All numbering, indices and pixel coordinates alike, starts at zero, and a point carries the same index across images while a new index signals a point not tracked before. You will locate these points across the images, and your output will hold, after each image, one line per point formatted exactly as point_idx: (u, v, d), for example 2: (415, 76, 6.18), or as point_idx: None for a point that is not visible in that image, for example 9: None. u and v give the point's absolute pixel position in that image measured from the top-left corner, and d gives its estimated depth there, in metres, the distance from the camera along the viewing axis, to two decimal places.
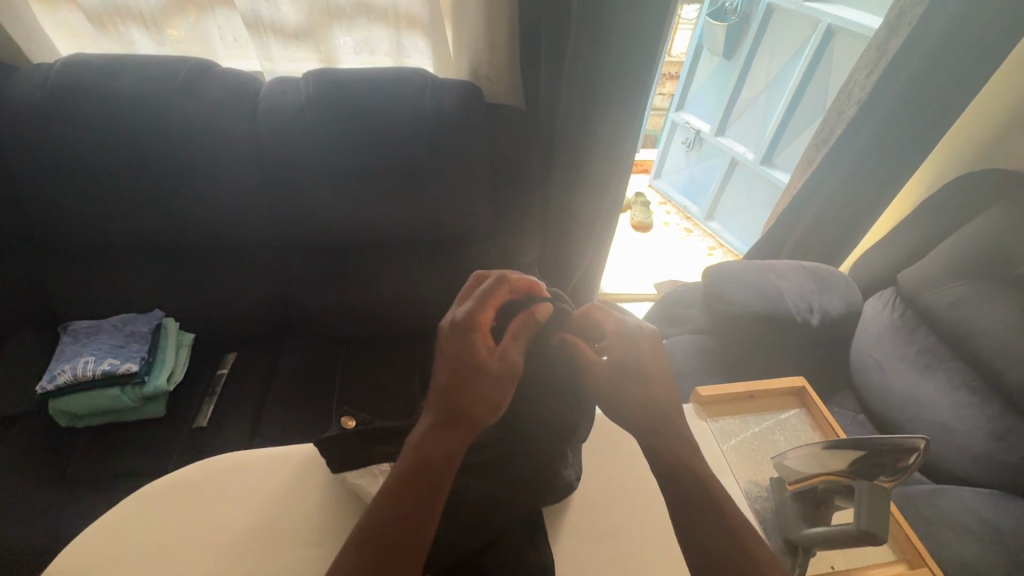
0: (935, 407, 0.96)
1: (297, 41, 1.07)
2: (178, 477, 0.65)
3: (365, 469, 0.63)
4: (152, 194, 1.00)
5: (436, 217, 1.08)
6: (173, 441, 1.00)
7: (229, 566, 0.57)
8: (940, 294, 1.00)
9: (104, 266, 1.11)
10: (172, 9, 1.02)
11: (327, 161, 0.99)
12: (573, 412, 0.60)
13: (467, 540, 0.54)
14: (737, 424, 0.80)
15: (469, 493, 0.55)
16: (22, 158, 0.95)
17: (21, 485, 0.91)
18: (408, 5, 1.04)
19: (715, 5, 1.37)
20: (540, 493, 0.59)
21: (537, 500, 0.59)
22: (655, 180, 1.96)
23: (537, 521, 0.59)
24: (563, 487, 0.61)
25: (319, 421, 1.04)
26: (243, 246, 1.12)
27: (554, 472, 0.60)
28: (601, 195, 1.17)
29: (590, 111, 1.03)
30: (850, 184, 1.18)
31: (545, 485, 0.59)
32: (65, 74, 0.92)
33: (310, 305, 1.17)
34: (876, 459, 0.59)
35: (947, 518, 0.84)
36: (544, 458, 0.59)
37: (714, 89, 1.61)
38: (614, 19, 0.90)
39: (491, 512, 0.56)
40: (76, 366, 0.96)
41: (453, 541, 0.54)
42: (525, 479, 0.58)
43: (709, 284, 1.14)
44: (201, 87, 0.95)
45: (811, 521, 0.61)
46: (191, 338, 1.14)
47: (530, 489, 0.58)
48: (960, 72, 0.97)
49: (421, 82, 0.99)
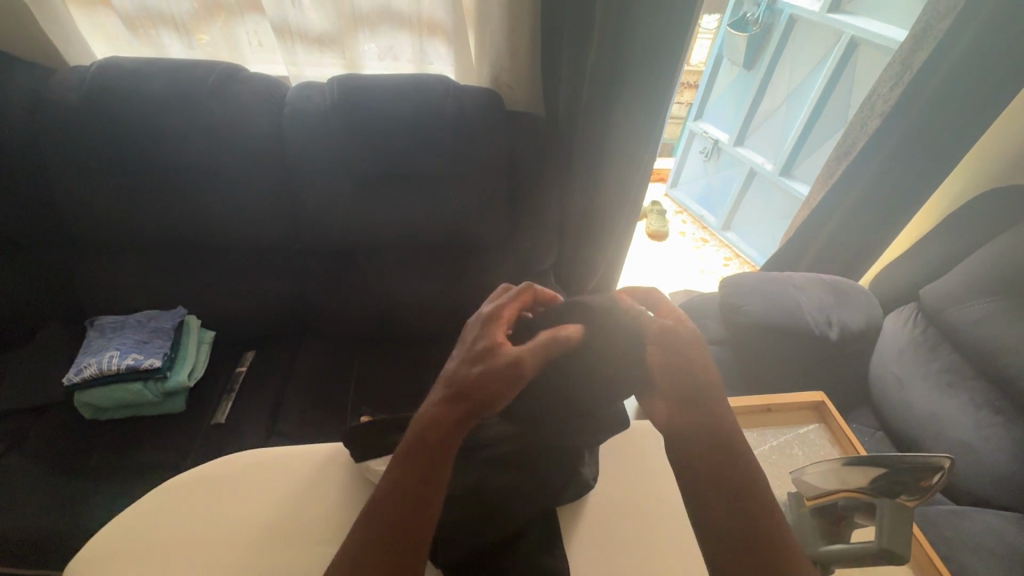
0: (958, 427, 0.94)
1: (322, 46, 1.09)
2: (201, 472, 0.66)
3: (390, 456, 0.64)
4: (180, 193, 1.03)
5: (455, 222, 1.09)
6: (193, 436, 1.02)
7: (251, 561, 0.58)
8: (961, 312, 0.98)
9: (129, 263, 1.13)
10: (202, 14, 1.05)
11: (350, 165, 1.01)
12: None
13: (485, 534, 0.56)
14: (754, 438, 0.81)
15: (484, 488, 0.58)
16: (56, 157, 0.98)
17: (47, 475, 0.93)
18: (432, 13, 1.06)
19: (738, 14, 1.42)
20: (556, 490, 0.60)
21: (553, 496, 0.60)
22: (671, 190, 1.98)
23: (552, 523, 0.60)
24: (580, 485, 0.63)
25: (335, 420, 1.05)
26: (264, 247, 1.14)
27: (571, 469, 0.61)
28: (618, 203, 1.17)
29: (609, 119, 1.04)
30: (872, 198, 1.17)
31: (560, 485, 0.61)
32: (98, 75, 0.95)
33: (329, 307, 1.19)
34: (898, 476, 0.57)
35: (968, 540, 0.82)
36: (562, 454, 0.60)
37: (735, 98, 1.63)
38: (635, 29, 0.91)
39: (508, 503, 0.57)
40: (102, 360, 0.99)
41: (475, 531, 0.56)
42: (541, 476, 0.59)
43: (726, 296, 1.14)
44: (229, 89, 0.98)
45: (830, 538, 0.60)
46: (211, 335, 1.16)
47: (546, 487, 0.59)
48: (987, 85, 0.95)
49: (444, 88, 1.00)
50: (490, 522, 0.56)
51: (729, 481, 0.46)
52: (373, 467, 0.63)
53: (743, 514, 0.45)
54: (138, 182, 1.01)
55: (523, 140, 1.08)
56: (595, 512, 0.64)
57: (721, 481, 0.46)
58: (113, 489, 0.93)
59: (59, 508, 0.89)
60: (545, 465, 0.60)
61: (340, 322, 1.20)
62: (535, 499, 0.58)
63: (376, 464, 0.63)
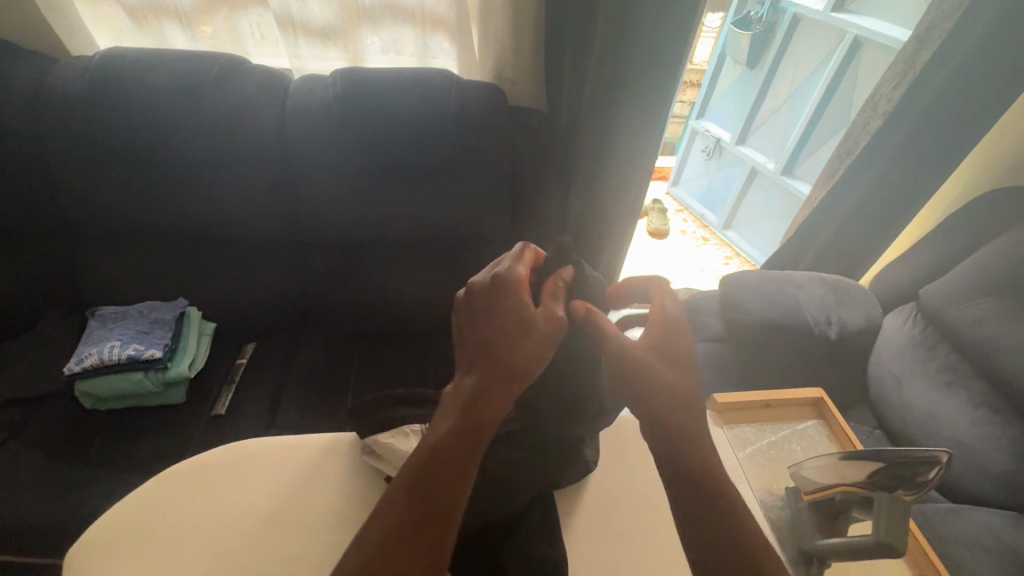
0: (955, 426, 0.94)
1: (326, 39, 1.10)
2: (203, 461, 0.67)
3: (395, 430, 0.65)
4: (183, 184, 1.04)
5: (455, 216, 1.09)
6: (191, 427, 1.02)
7: (253, 551, 0.58)
8: (960, 312, 0.99)
9: (130, 254, 1.14)
10: (205, 6, 1.05)
11: (350, 157, 1.01)
12: (581, 398, 0.62)
13: (487, 511, 0.57)
14: (753, 433, 0.81)
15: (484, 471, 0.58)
16: (59, 148, 0.99)
17: (45, 465, 0.94)
18: (435, 7, 1.06)
19: (740, 13, 1.39)
20: (558, 473, 0.62)
21: (554, 478, 0.62)
22: (672, 188, 1.98)
23: (551, 503, 0.62)
24: (582, 466, 0.64)
25: (333, 414, 1.05)
26: (264, 238, 1.14)
27: (568, 451, 0.63)
28: (621, 200, 1.16)
29: (610, 115, 1.03)
30: (875, 196, 1.17)
31: (553, 471, 0.62)
32: (101, 66, 0.95)
33: (329, 301, 1.19)
34: (895, 471, 0.58)
35: (966, 539, 0.82)
36: (562, 438, 0.62)
37: (737, 98, 1.62)
38: (637, 25, 0.90)
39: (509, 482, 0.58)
40: (103, 350, 0.99)
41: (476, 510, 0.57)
42: (534, 457, 0.61)
43: (725, 294, 1.14)
44: (233, 81, 0.98)
45: (826, 532, 0.61)
46: (212, 327, 1.16)
47: (540, 472, 0.60)
48: (990, 86, 0.95)
49: (446, 81, 1.00)
50: (486, 501, 0.57)
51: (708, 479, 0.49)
52: (380, 440, 0.64)
53: (708, 509, 0.47)
54: (140, 172, 1.02)
55: (524, 135, 1.07)
56: (590, 503, 0.65)
57: (696, 483, 0.48)
58: (113, 477, 0.94)
59: (59, 496, 0.90)
60: (546, 446, 0.61)
61: (339, 315, 1.20)
62: (538, 480, 0.60)
63: (383, 438, 0.64)
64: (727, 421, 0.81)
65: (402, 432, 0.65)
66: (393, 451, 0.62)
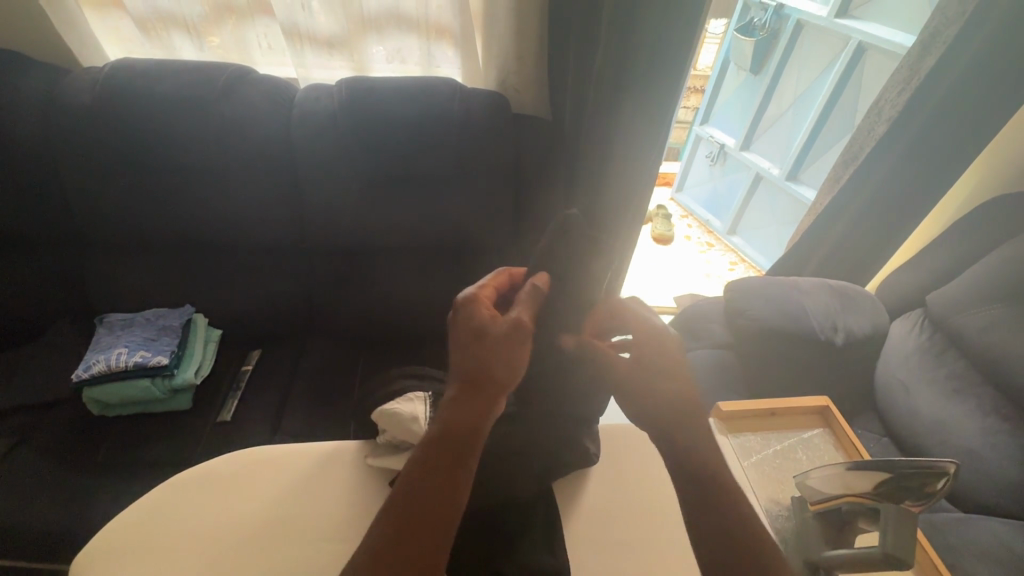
0: (963, 433, 0.93)
1: (331, 49, 1.11)
2: (207, 469, 0.67)
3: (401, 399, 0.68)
4: (189, 192, 1.04)
5: (459, 223, 1.09)
6: (198, 433, 1.03)
7: (264, 553, 0.59)
8: (967, 319, 0.98)
9: (136, 260, 1.15)
10: (213, 16, 1.07)
11: (355, 165, 1.02)
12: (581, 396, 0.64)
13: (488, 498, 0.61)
14: (759, 441, 0.80)
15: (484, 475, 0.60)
16: (69, 155, 1.00)
17: (53, 471, 0.94)
18: (439, 16, 1.07)
19: (744, 20, 1.40)
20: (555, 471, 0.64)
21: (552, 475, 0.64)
22: (677, 194, 1.95)
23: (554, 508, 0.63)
24: (584, 458, 0.68)
25: (338, 419, 1.06)
26: (270, 245, 1.15)
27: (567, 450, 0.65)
28: (625, 208, 1.15)
29: (613, 122, 1.03)
30: (881, 202, 1.16)
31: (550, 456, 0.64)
32: (110, 76, 0.96)
33: (333, 309, 1.20)
34: (902, 482, 0.57)
35: (976, 548, 0.81)
36: (560, 440, 0.65)
37: (740, 104, 1.61)
38: (641, 33, 0.90)
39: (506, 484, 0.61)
40: (111, 357, 1.00)
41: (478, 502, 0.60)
42: (530, 437, 0.64)
43: (731, 300, 1.13)
44: (240, 91, 0.99)
45: (833, 543, 0.60)
46: (218, 334, 1.17)
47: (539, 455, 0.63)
48: (995, 91, 0.95)
49: (451, 89, 1.01)
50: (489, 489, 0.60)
51: (711, 492, 0.53)
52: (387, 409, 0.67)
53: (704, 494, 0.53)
54: (147, 180, 1.03)
55: (528, 142, 1.07)
56: (593, 512, 0.65)
57: (699, 499, 0.52)
58: (119, 484, 0.94)
59: (66, 501, 0.90)
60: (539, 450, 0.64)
61: (344, 322, 1.20)
62: (534, 477, 0.63)
63: (389, 405, 0.67)
64: (731, 429, 0.81)
65: (406, 399, 0.68)
66: (397, 416, 0.65)
